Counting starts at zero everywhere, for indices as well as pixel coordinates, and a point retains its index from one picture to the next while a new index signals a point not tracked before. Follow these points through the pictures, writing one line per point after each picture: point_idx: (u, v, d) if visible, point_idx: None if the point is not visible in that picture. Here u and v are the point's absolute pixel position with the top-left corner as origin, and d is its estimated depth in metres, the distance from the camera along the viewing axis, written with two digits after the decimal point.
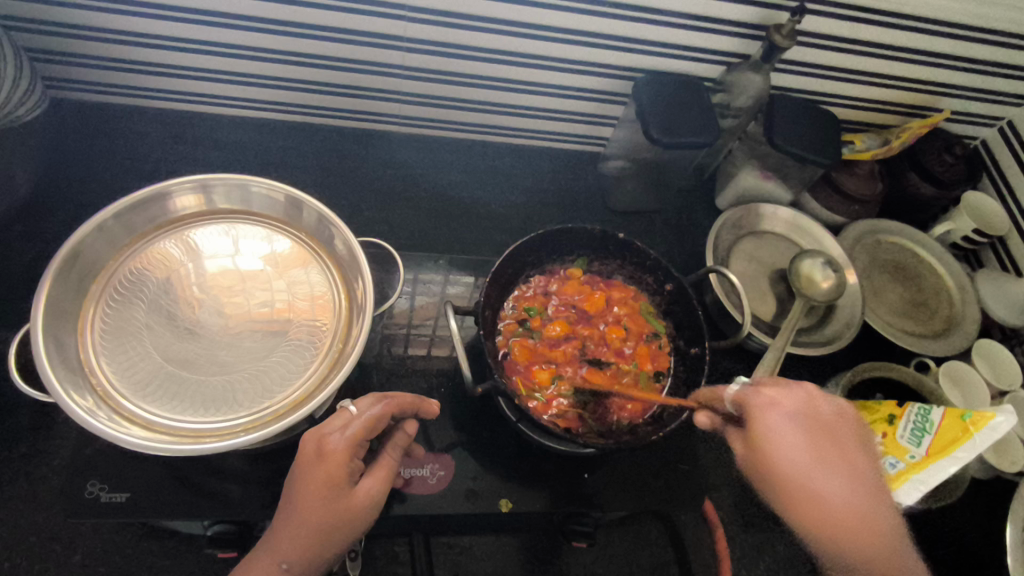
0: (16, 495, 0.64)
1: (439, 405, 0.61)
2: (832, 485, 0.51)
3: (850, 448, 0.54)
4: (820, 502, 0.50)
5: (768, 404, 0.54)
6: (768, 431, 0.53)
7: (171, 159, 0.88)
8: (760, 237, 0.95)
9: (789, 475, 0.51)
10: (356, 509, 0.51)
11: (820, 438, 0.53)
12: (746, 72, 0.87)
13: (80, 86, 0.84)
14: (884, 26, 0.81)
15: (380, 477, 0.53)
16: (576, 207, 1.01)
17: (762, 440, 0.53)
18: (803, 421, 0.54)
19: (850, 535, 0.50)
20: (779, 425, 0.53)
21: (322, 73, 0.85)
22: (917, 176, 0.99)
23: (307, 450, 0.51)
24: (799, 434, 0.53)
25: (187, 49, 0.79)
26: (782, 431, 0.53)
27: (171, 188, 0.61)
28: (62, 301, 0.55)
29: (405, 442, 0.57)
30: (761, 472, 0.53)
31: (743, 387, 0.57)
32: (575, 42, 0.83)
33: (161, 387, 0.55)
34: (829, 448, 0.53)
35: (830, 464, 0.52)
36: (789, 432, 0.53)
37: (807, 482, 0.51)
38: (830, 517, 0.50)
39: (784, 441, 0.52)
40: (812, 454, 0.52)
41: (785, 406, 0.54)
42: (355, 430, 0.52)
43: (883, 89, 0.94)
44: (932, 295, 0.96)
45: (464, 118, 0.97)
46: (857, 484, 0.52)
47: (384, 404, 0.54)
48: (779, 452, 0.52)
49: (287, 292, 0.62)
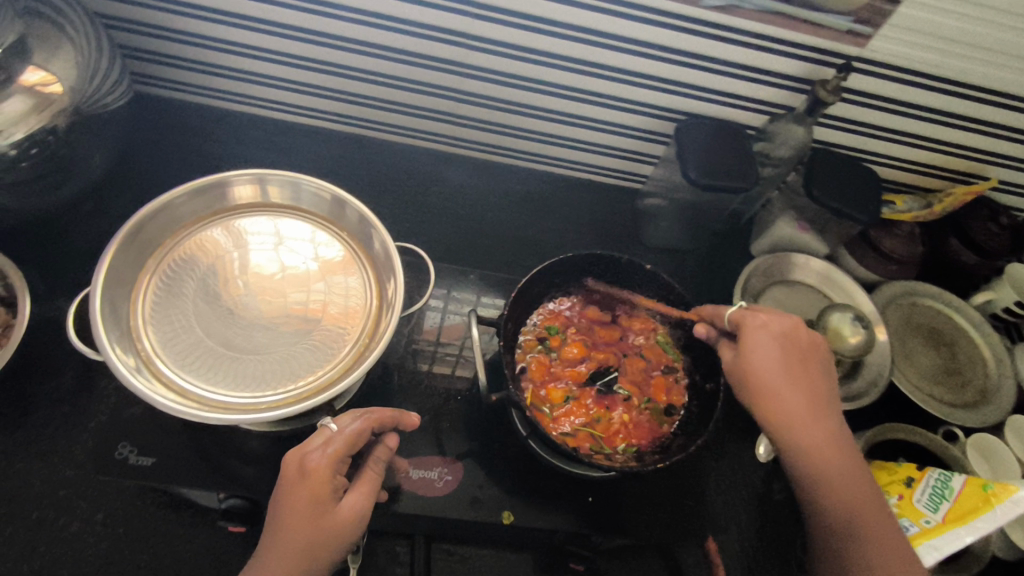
0: (54, 450, 0.68)
1: (418, 417, 0.63)
2: (798, 395, 0.60)
3: (816, 374, 0.62)
4: (782, 405, 0.60)
5: (758, 324, 0.63)
6: (751, 344, 0.62)
7: (234, 155, 0.94)
8: (790, 286, 0.95)
9: (762, 381, 0.60)
10: (342, 524, 0.52)
11: (797, 358, 0.62)
12: (789, 124, 0.89)
13: (164, 83, 0.92)
14: (932, 90, 0.82)
15: (365, 491, 0.55)
16: (609, 240, 1.04)
17: (745, 349, 0.62)
18: (785, 343, 0.62)
19: (797, 432, 0.59)
20: (761, 341, 0.62)
21: (382, 90, 0.90)
22: (959, 242, 0.97)
23: (289, 471, 0.53)
24: (779, 350, 0.61)
25: (260, 57, 0.86)
26: (763, 345, 0.61)
27: (230, 179, 0.65)
28: (121, 270, 0.60)
29: (386, 456, 0.59)
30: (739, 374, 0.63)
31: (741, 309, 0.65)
32: (623, 80, 0.86)
33: (199, 360, 0.59)
34: (799, 367, 0.61)
35: (800, 380, 0.61)
36: (768, 349, 0.61)
37: (777, 390, 0.60)
38: (791, 418, 0.59)
39: (765, 354, 0.61)
40: (785, 367, 0.61)
41: (772, 328, 0.62)
42: (336, 447, 0.54)
43: (928, 152, 0.94)
44: (967, 364, 0.94)
45: (511, 143, 1.01)
46: (818, 401, 0.61)
47: (364, 418, 0.58)
48: (757, 361, 0.61)
49: (325, 286, 0.65)
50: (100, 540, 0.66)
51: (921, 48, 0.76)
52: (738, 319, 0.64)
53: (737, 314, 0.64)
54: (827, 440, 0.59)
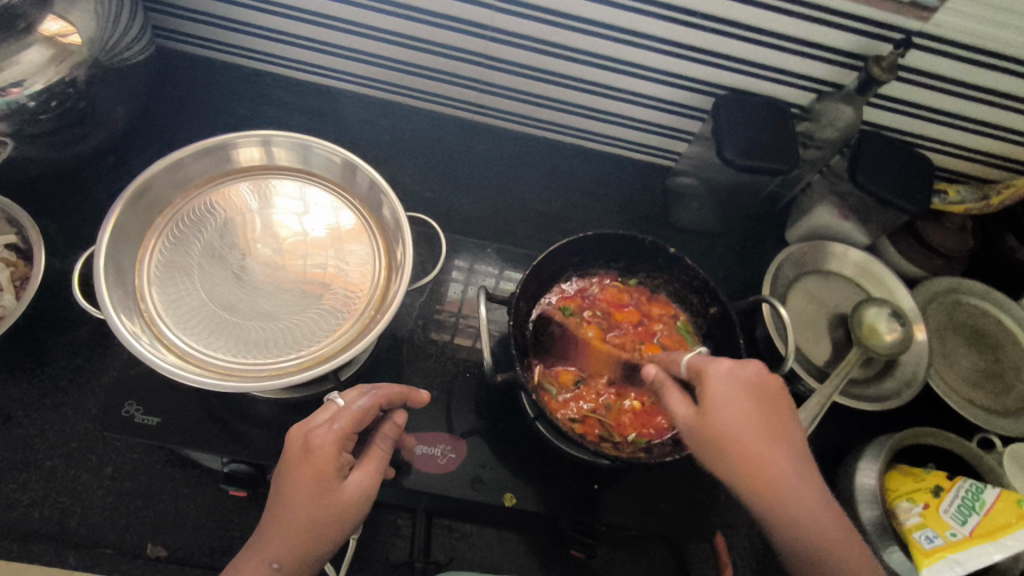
0: (67, 402, 0.69)
1: (429, 396, 0.62)
2: (780, 457, 0.49)
3: (789, 428, 0.51)
4: (765, 470, 0.48)
5: (721, 373, 0.51)
6: (723, 402, 0.50)
7: (257, 115, 0.93)
8: (825, 277, 0.90)
9: (738, 449, 0.48)
10: (347, 503, 0.51)
11: (771, 414, 0.50)
12: (836, 102, 0.82)
13: (189, 39, 0.90)
14: (999, 71, 0.75)
15: (371, 469, 0.54)
16: (636, 218, 1.00)
17: (715, 411, 0.50)
18: (753, 395, 0.50)
19: (785, 499, 0.47)
20: (730, 396, 0.50)
21: (409, 53, 0.87)
22: (1016, 239, 0.91)
23: (294, 446, 0.52)
24: (749, 405, 0.50)
25: (283, 14, 0.83)
26: (734, 401, 0.50)
27: (238, 140, 0.63)
28: (127, 229, 0.59)
29: (393, 433, 0.57)
30: (708, 437, 0.49)
31: (699, 357, 0.54)
32: (659, 50, 0.81)
33: (202, 324, 0.58)
34: (772, 421, 0.50)
35: (779, 440, 0.49)
36: (737, 401, 0.50)
37: (756, 458, 0.48)
38: (777, 485, 0.48)
39: (735, 412, 0.49)
40: (763, 428, 0.49)
41: (740, 376, 0.51)
42: (342, 425, 0.52)
43: (989, 139, 0.87)
44: (1011, 369, 0.88)
45: (540, 114, 0.97)
46: (801, 463, 0.49)
47: (371, 396, 0.55)
48: (731, 424, 0.49)
49: (332, 254, 0.64)
50: (108, 493, 0.67)
51: (993, 24, 0.69)
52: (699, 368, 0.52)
53: (697, 361, 0.53)
54: (820, 514, 0.48)
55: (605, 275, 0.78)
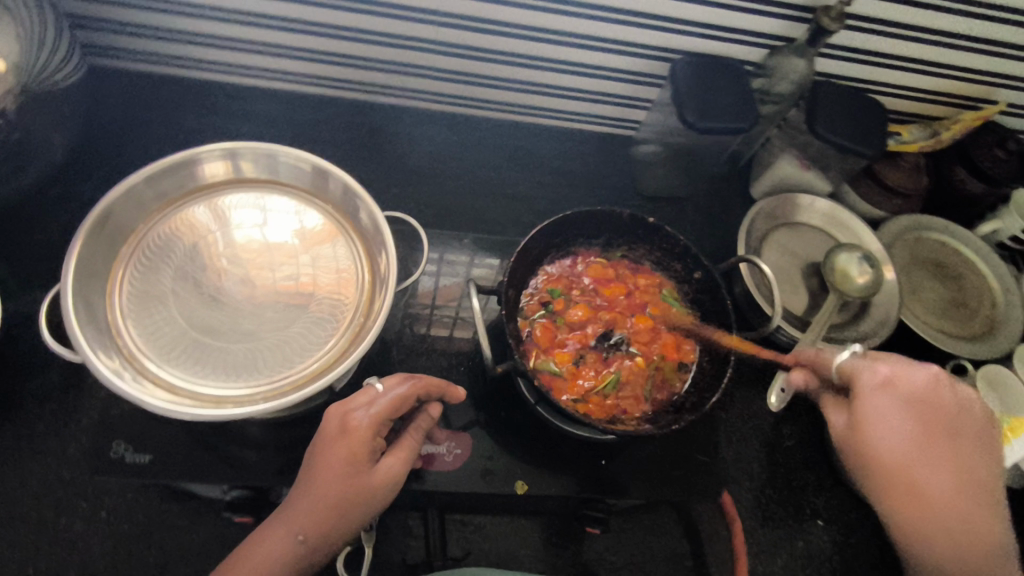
0: (46, 451, 0.66)
1: (465, 392, 0.62)
2: (928, 472, 0.55)
3: (944, 440, 0.57)
4: (913, 485, 0.55)
5: (879, 385, 0.59)
6: (862, 397, 0.58)
7: (204, 126, 0.89)
8: (795, 229, 0.92)
9: (874, 440, 0.56)
10: (375, 485, 0.52)
11: (920, 411, 0.57)
12: (789, 56, 0.83)
13: (120, 53, 0.85)
14: (941, 11, 0.77)
15: (401, 457, 0.54)
16: (604, 190, 1.00)
17: (868, 424, 0.57)
18: (911, 405, 0.57)
19: (929, 513, 0.54)
20: (882, 406, 0.57)
21: (356, 46, 0.84)
22: (965, 170, 0.94)
23: (331, 427, 0.53)
24: (904, 416, 0.57)
25: (220, 18, 0.79)
26: (878, 397, 0.58)
27: (199, 155, 0.60)
28: (91, 262, 0.56)
29: (428, 425, 0.58)
30: (857, 448, 0.58)
31: (856, 360, 0.61)
32: (611, 20, 0.80)
33: (185, 352, 0.55)
34: (926, 433, 0.56)
35: (927, 449, 0.56)
36: (890, 413, 0.57)
37: (896, 452, 0.56)
38: (922, 501, 0.54)
39: (887, 425, 0.57)
40: (907, 424, 0.56)
41: (894, 378, 0.58)
42: (379, 409, 0.53)
43: (935, 78, 0.90)
44: (974, 296, 0.92)
45: (497, 96, 0.95)
46: (945, 460, 0.56)
47: (411, 384, 0.56)
48: (871, 417, 0.57)
49: (310, 265, 0.62)
50: (106, 537, 0.65)
51: None
52: (854, 368, 0.61)
53: (850, 367, 0.61)
54: (952, 505, 0.54)
55: (587, 253, 0.78)
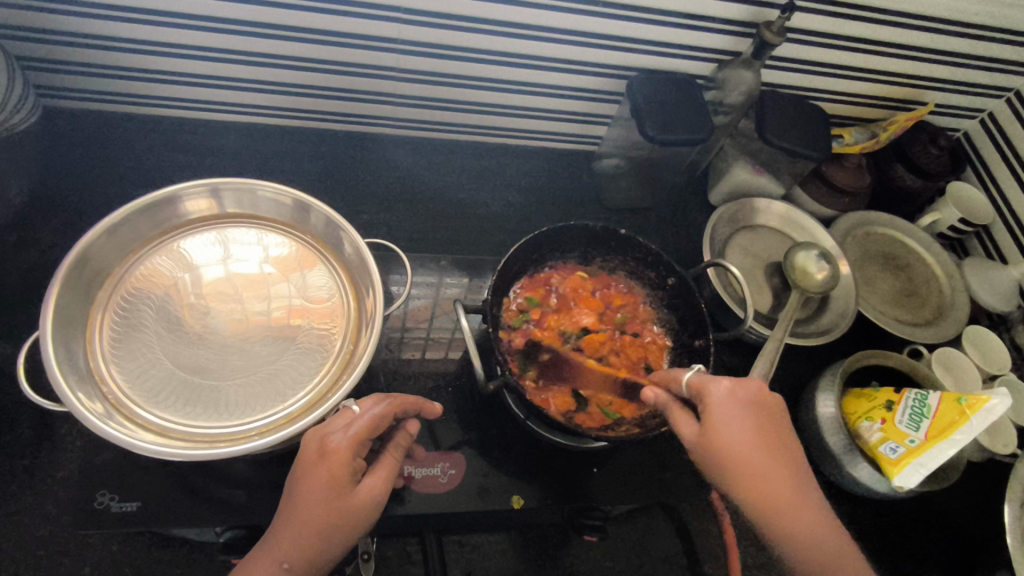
0: (22, 509, 0.63)
1: (441, 406, 0.63)
2: (780, 476, 0.51)
3: (751, 460, 0.51)
4: (754, 482, 0.51)
5: (722, 396, 0.54)
6: (723, 420, 0.53)
7: (168, 163, 0.87)
8: (754, 231, 0.96)
9: (750, 466, 0.51)
10: (358, 508, 0.51)
11: (773, 435, 0.53)
12: (737, 69, 0.88)
13: (76, 94, 0.83)
14: (870, 21, 0.83)
15: (382, 476, 0.54)
16: (572, 205, 1.03)
17: (719, 427, 0.53)
18: (753, 415, 0.53)
19: (785, 507, 0.51)
20: (729, 413, 0.53)
21: (318, 76, 0.85)
22: (904, 167, 1.00)
23: (310, 449, 0.52)
24: (749, 421, 0.53)
25: (176, 54, 0.79)
26: (733, 419, 0.53)
27: (180, 193, 0.61)
28: (69, 307, 0.55)
29: (406, 442, 0.58)
30: (709, 453, 0.53)
31: (704, 375, 0.57)
32: (567, 41, 0.83)
33: (174, 393, 0.55)
34: (769, 448, 0.53)
35: (768, 462, 0.52)
36: (739, 418, 0.53)
37: (756, 463, 0.51)
38: (769, 498, 0.51)
39: (739, 428, 0.52)
40: (749, 438, 0.52)
41: (736, 396, 0.54)
42: (358, 429, 0.52)
43: (870, 84, 0.96)
44: (923, 284, 0.98)
45: (460, 118, 0.97)
46: (790, 475, 0.52)
47: (386, 404, 0.55)
48: (738, 438, 0.52)
49: (295, 297, 0.62)
50: None
51: None
52: (693, 382, 0.57)
53: (699, 380, 0.56)
54: (841, 549, 0.50)
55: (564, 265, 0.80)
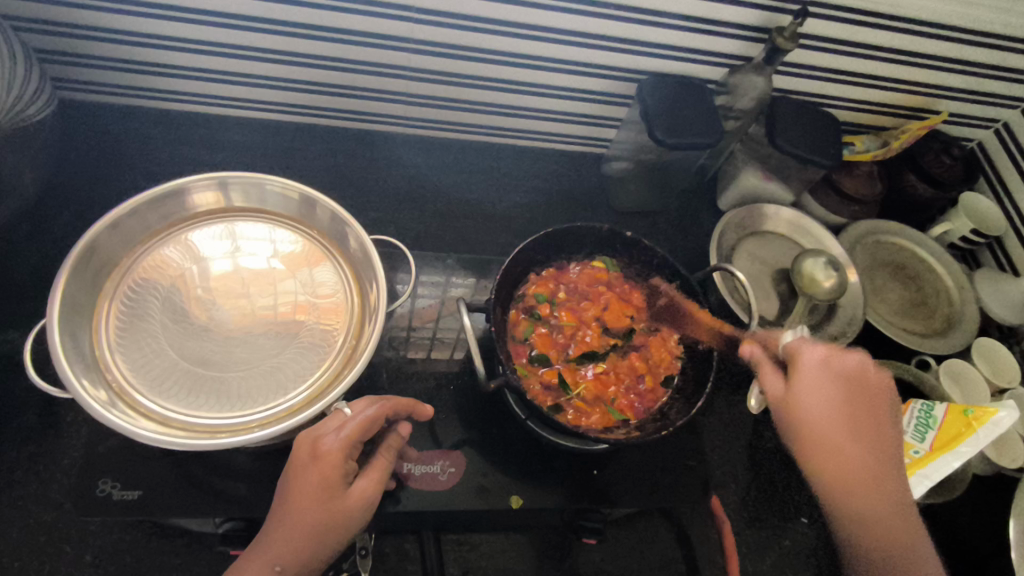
0: (27, 495, 0.64)
1: (432, 409, 0.64)
2: (857, 442, 0.60)
3: (879, 411, 0.63)
4: (841, 450, 0.60)
5: (818, 363, 0.64)
6: (809, 383, 0.62)
7: (179, 157, 0.88)
8: (762, 237, 0.96)
9: (824, 430, 0.60)
10: (350, 508, 0.52)
11: (857, 404, 0.62)
12: (749, 74, 0.88)
13: (91, 87, 0.84)
14: (883, 29, 0.82)
15: (375, 476, 0.55)
16: (580, 207, 1.03)
17: (801, 391, 0.62)
18: (846, 384, 0.63)
19: (851, 479, 0.59)
20: (815, 378, 0.63)
21: (329, 74, 0.86)
22: (916, 177, 0.99)
23: (301, 452, 0.53)
24: (837, 387, 0.62)
25: (188, 49, 0.79)
26: (818, 387, 0.62)
27: (188, 185, 0.62)
28: (76, 295, 0.56)
29: (398, 444, 0.59)
30: (787, 413, 0.62)
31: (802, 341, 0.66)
32: (578, 43, 0.83)
33: (177, 383, 0.55)
34: (857, 410, 0.62)
35: (860, 430, 0.61)
36: (824, 386, 0.62)
37: (834, 431, 0.60)
38: (844, 468, 0.59)
39: (823, 395, 0.62)
40: (836, 399, 0.62)
41: (831, 365, 0.64)
42: (350, 431, 0.53)
43: (882, 91, 0.96)
44: (932, 295, 0.97)
45: (469, 118, 0.97)
46: (881, 453, 0.61)
47: (378, 405, 0.57)
48: (815, 404, 0.61)
49: (298, 292, 0.62)
50: None
51: None
52: (795, 356, 0.65)
53: (795, 346, 0.65)
54: (898, 531, 0.57)
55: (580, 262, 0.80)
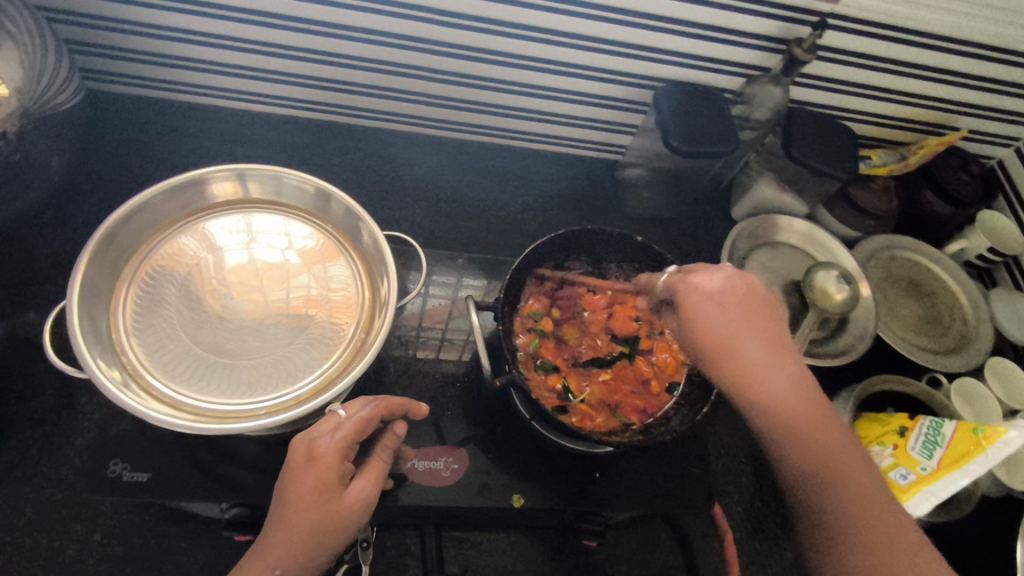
0: (40, 472, 0.65)
1: (427, 406, 0.64)
2: (759, 351, 0.55)
3: (774, 321, 0.57)
4: (747, 370, 0.54)
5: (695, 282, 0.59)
6: (699, 306, 0.57)
7: (200, 150, 0.90)
8: (775, 248, 0.96)
9: (727, 349, 0.55)
10: (348, 509, 0.53)
11: (751, 314, 0.57)
12: (766, 85, 0.88)
13: (118, 78, 0.86)
14: (903, 43, 0.82)
15: (371, 479, 0.55)
16: (592, 213, 1.03)
17: (696, 318, 0.57)
18: (731, 298, 0.57)
19: (763, 397, 0.53)
20: (705, 301, 0.57)
21: (349, 72, 0.87)
22: (933, 193, 0.99)
23: (297, 455, 0.53)
24: (725, 305, 0.57)
25: (214, 44, 0.81)
26: (710, 307, 0.57)
27: (207, 176, 0.63)
28: (95, 278, 0.57)
29: (394, 443, 0.59)
30: (694, 345, 0.57)
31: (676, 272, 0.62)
32: (596, 49, 0.84)
33: (190, 368, 0.57)
34: (754, 320, 0.56)
35: (761, 342, 0.56)
36: (715, 306, 0.57)
37: (732, 346, 0.55)
38: (753, 382, 0.54)
39: (714, 314, 0.57)
40: (729, 316, 0.56)
41: (717, 284, 0.58)
42: (344, 434, 0.54)
43: (901, 106, 0.95)
44: (946, 312, 0.96)
45: (486, 121, 0.98)
46: (787, 360, 0.55)
47: (373, 405, 0.58)
48: (710, 325, 0.56)
49: (310, 286, 0.63)
50: (101, 561, 0.64)
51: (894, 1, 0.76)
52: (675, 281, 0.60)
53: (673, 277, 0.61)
54: (826, 434, 0.52)
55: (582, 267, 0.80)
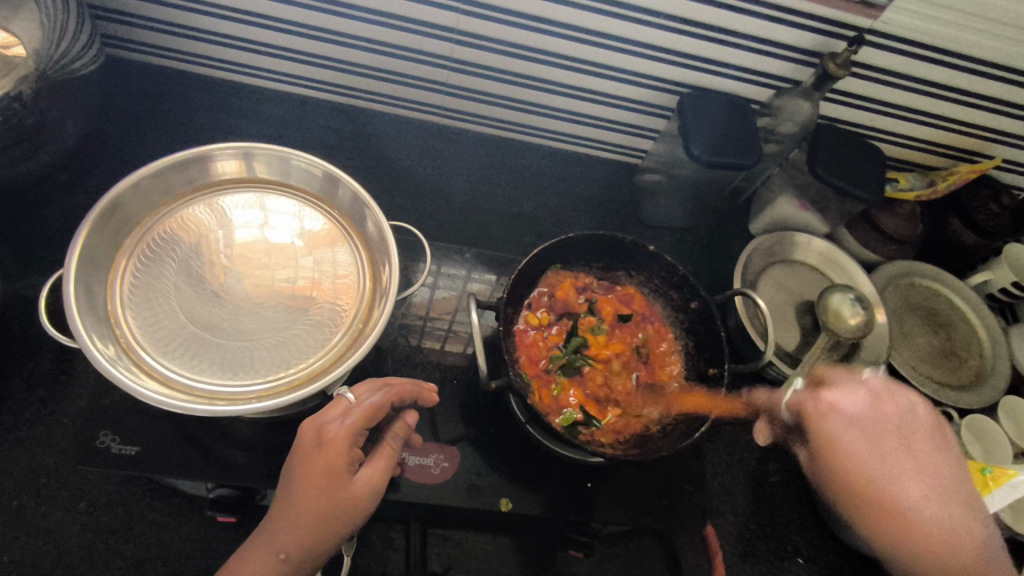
0: (31, 437, 0.65)
1: (437, 395, 0.63)
2: (915, 489, 0.55)
3: (929, 445, 0.57)
4: (901, 512, 0.54)
5: (830, 407, 0.59)
6: (896, 460, 0.56)
7: (216, 125, 0.90)
8: (790, 265, 0.94)
9: (869, 484, 0.55)
10: (356, 497, 0.52)
11: (913, 437, 0.57)
12: (795, 98, 0.85)
13: (139, 47, 0.86)
14: (940, 65, 0.79)
15: (381, 467, 0.54)
16: (607, 216, 1.02)
17: (835, 446, 0.57)
18: (897, 427, 0.58)
19: (929, 546, 0.53)
20: (869, 437, 0.57)
21: (370, 56, 0.86)
22: (960, 223, 0.96)
23: (307, 439, 0.53)
24: (912, 442, 0.57)
25: (238, 20, 0.80)
26: (856, 438, 0.57)
27: (214, 152, 0.62)
28: (95, 250, 0.57)
29: (404, 432, 0.58)
30: (829, 473, 0.57)
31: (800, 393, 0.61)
32: (623, 50, 0.82)
33: (183, 346, 0.56)
34: (900, 444, 0.57)
35: (910, 469, 0.55)
36: (865, 442, 0.56)
37: (893, 486, 0.54)
38: (906, 530, 0.53)
39: (875, 451, 0.56)
40: (910, 456, 0.56)
41: (878, 412, 0.58)
42: (354, 420, 0.53)
43: (934, 129, 0.92)
44: (961, 344, 0.93)
45: (506, 115, 0.97)
46: (936, 485, 0.56)
47: (382, 393, 0.55)
48: (868, 463, 0.55)
49: (313, 270, 0.62)
50: (84, 529, 0.64)
51: (934, 21, 0.73)
52: (803, 404, 0.60)
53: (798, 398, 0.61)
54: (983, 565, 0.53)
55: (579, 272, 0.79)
